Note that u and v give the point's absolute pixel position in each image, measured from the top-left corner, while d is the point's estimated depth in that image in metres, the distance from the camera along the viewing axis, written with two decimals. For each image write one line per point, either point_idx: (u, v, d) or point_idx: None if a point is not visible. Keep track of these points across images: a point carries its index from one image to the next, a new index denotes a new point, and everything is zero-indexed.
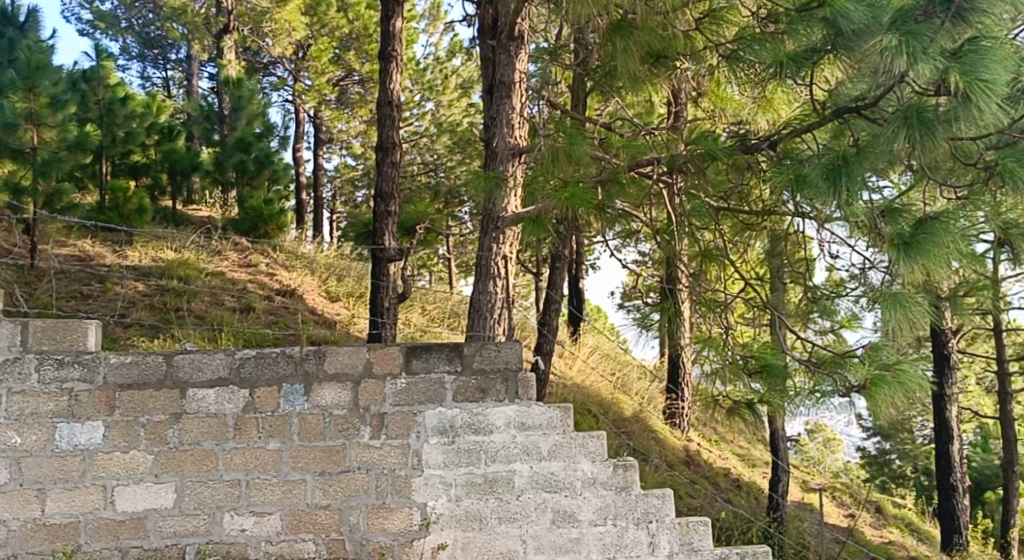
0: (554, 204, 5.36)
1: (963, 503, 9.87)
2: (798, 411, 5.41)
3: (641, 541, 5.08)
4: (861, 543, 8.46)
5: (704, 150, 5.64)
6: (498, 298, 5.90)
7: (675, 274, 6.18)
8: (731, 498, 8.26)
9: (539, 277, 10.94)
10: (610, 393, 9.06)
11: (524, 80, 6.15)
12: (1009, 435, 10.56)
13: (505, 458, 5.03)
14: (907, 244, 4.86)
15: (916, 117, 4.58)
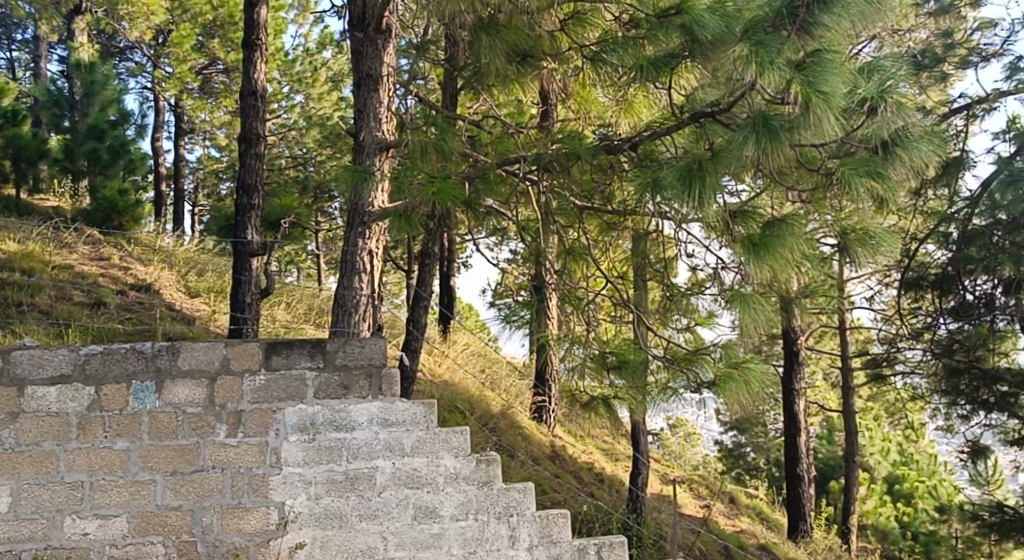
0: (419, 200, 5.34)
1: (808, 493, 10.36)
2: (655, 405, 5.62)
3: (502, 535, 5.12)
4: (715, 532, 8.78)
5: (570, 149, 5.74)
6: (363, 294, 5.83)
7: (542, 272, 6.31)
8: (594, 491, 8.41)
9: (409, 274, 10.89)
10: (477, 389, 9.10)
11: (392, 75, 6.12)
12: (852, 427, 11.15)
13: (367, 455, 4.99)
14: (757, 245, 5.16)
15: (764, 124, 4.79)
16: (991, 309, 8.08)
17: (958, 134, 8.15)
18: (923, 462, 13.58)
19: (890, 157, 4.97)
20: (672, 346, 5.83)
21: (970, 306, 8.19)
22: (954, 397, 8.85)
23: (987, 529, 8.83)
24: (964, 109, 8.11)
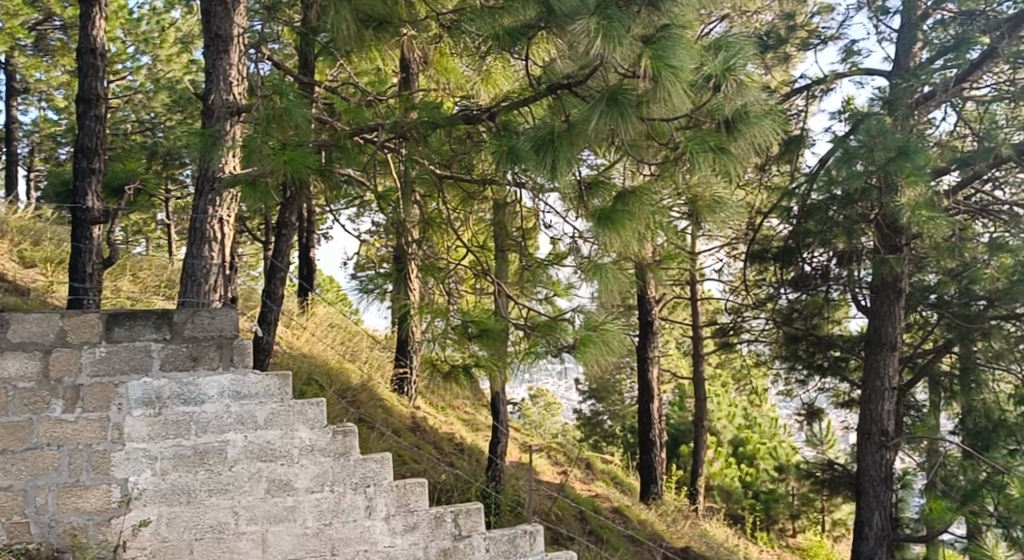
0: (269, 168, 5.20)
1: (660, 457, 10.72)
2: (516, 373, 5.66)
3: (358, 506, 5.07)
4: (570, 497, 8.96)
5: (429, 117, 5.72)
6: (214, 263, 5.61)
7: (403, 246, 6.19)
8: (454, 461, 8.44)
9: (266, 245, 10.61)
10: (337, 361, 8.97)
11: (243, 36, 5.91)
12: (702, 394, 11.60)
13: (217, 428, 4.85)
14: (608, 217, 5.27)
15: (614, 97, 4.91)
16: (826, 279, 8.47)
17: (799, 113, 8.51)
18: (765, 425, 14.21)
19: (734, 134, 5.19)
20: (533, 316, 5.86)
21: (808, 277, 8.59)
22: (793, 362, 9.51)
23: (820, 486, 9.38)
24: (805, 88, 8.47)
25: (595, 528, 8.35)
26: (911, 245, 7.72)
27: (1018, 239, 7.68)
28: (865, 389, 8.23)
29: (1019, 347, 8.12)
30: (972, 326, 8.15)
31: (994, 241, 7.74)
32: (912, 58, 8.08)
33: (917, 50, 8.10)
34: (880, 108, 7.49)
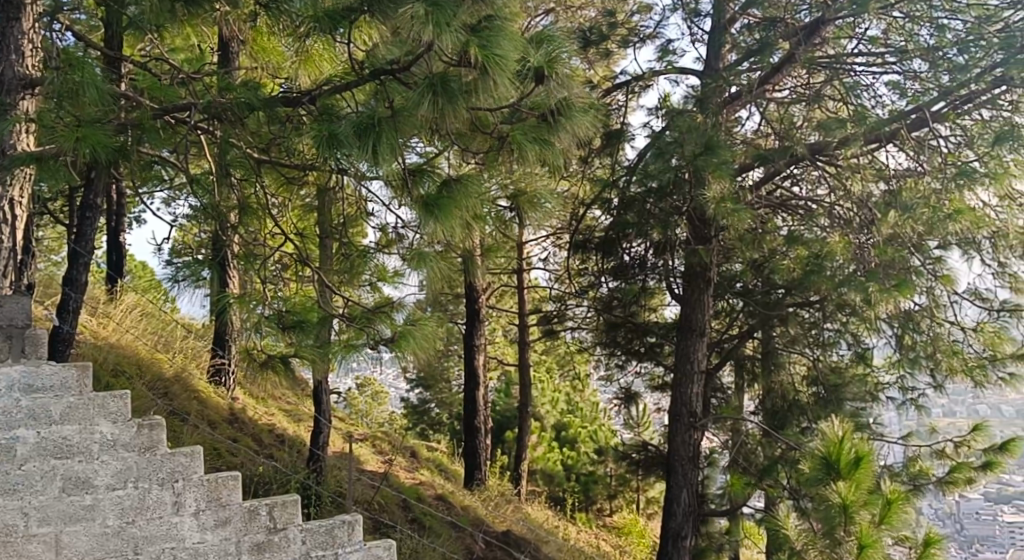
0: (60, 145, 4.90)
1: (484, 443, 10.82)
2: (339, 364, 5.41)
3: (165, 502, 4.87)
4: (394, 486, 8.91)
5: (245, 99, 5.48)
6: (3, 248, 5.20)
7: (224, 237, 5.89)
8: (273, 452, 8.21)
9: (70, 228, 9.95)
10: (148, 352, 8.54)
11: (37, 4, 5.49)
12: (526, 380, 11.81)
13: (5, 425, 4.60)
14: (434, 205, 5.27)
15: (441, 85, 4.91)
16: (644, 269, 8.76)
17: (620, 107, 8.79)
18: (586, 409, 14.66)
19: (556, 126, 5.35)
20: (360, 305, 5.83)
21: (628, 267, 8.87)
22: (612, 349, 9.76)
23: (635, 466, 9.72)
24: (625, 84, 8.73)
25: (418, 516, 8.36)
26: (719, 237, 8.14)
27: (811, 234, 7.98)
28: (677, 374, 8.59)
29: (812, 333, 8.84)
30: (772, 312, 8.60)
31: (792, 235, 8.01)
32: (722, 60, 8.49)
33: (726, 52, 8.52)
34: (693, 105, 7.82)
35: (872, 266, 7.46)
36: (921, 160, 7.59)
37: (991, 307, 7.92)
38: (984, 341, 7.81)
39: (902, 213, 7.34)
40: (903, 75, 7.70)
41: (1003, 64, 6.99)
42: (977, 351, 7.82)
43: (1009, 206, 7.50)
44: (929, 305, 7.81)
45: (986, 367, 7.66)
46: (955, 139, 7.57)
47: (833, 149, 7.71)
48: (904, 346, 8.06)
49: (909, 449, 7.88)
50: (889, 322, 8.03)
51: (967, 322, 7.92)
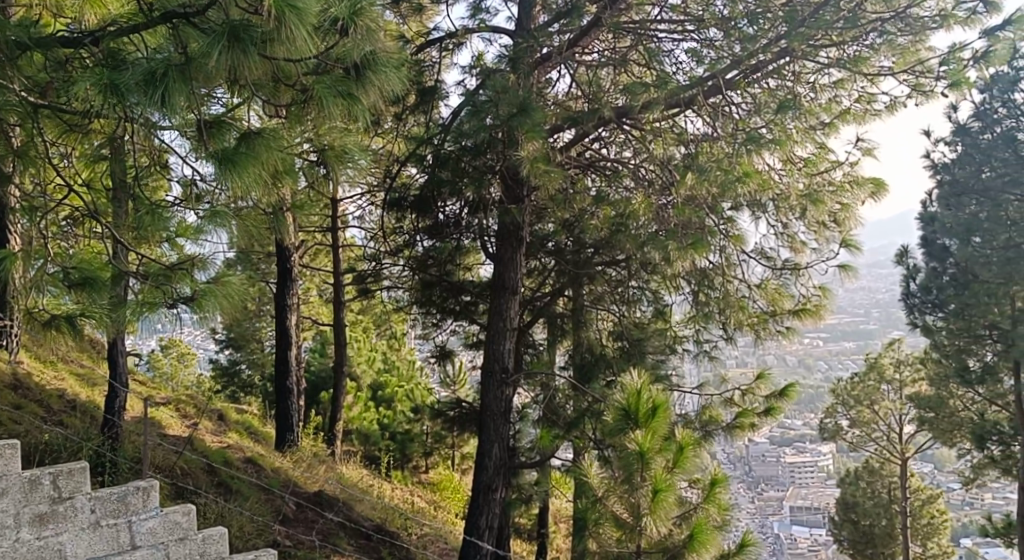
0: None
1: (296, 405, 10.63)
2: (140, 324, 5.17)
3: None
4: (198, 450, 8.64)
5: (16, 38, 5.16)
6: None
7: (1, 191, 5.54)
8: (63, 419, 7.75)
9: None
10: None
11: None
12: (341, 340, 11.62)
13: None
14: (229, 160, 5.10)
15: (238, 34, 4.72)
16: (459, 228, 8.77)
17: (433, 64, 8.64)
18: (403, 367, 14.70)
19: (362, 81, 5.26)
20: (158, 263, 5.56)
21: (442, 226, 8.84)
22: (428, 308, 9.69)
23: (449, 424, 9.80)
24: (438, 40, 8.56)
25: (225, 480, 8.13)
26: (531, 197, 8.32)
27: (615, 193, 8.21)
28: (489, 330, 8.69)
29: (618, 290, 9.12)
30: (581, 270, 8.95)
31: (599, 194, 8.23)
32: (532, 20, 8.54)
33: (537, 13, 8.58)
34: (505, 65, 7.87)
35: (671, 226, 7.85)
36: (715, 125, 8.02)
37: (776, 265, 8.46)
38: (767, 296, 8.47)
39: (697, 175, 7.62)
40: (700, 44, 8.05)
41: (787, 36, 7.41)
42: (762, 307, 8.46)
43: (791, 169, 8.03)
44: (721, 264, 8.34)
45: (767, 321, 8.39)
46: (746, 107, 7.98)
47: (636, 114, 7.95)
48: (699, 302, 8.56)
49: (702, 398, 8.33)
50: (686, 279, 8.55)
51: (754, 280, 8.49)
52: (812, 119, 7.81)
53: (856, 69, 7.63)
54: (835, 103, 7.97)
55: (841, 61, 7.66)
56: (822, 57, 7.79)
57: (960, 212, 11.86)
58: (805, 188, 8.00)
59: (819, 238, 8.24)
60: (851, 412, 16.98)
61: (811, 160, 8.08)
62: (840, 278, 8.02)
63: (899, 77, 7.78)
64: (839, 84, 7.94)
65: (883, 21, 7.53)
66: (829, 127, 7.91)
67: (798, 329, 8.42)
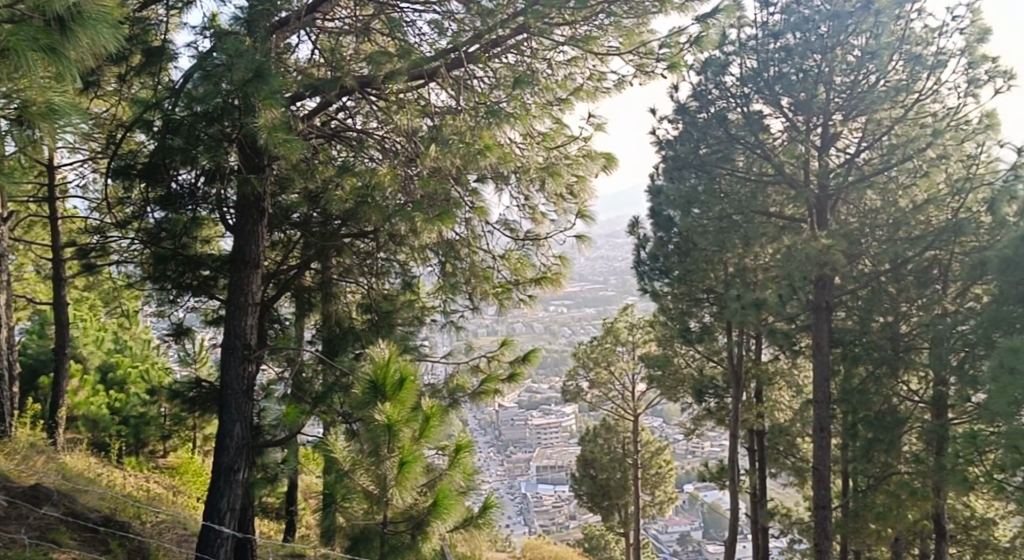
0: None
1: (8, 393, 9.72)
2: None
3: None
4: None
5: None
6: None
7: None
8: None
9: None
10: None
11: None
12: (63, 320, 10.74)
13: None
14: None
15: None
16: (194, 199, 8.25)
17: (161, 23, 8.06)
18: (136, 347, 13.83)
19: (66, 34, 5.31)
20: None
21: (176, 196, 8.27)
22: (162, 285, 9.04)
23: (187, 405, 9.32)
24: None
25: None
26: (272, 167, 8.02)
27: (361, 163, 8.10)
28: (229, 307, 8.30)
29: (366, 262, 8.99)
30: (328, 243, 8.69)
31: (344, 164, 7.99)
32: None
33: None
34: (241, 28, 7.56)
35: (417, 197, 7.87)
36: (459, 98, 8.09)
37: (518, 236, 8.74)
38: (510, 266, 8.64)
39: (441, 147, 7.71)
40: (442, 15, 8.06)
41: (523, 13, 7.68)
42: (505, 276, 8.63)
43: (530, 143, 8.39)
44: (467, 236, 8.42)
45: (510, 290, 8.56)
46: (488, 81, 8.16)
47: (379, 84, 7.87)
48: (446, 273, 8.56)
49: (449, 366, 8.47)
50: (434, 250, 8.49)
51: (497, 251, 8.65)
52: (550, 95, 8.15)
53: (587, 48, 7.98)
54: (569, 80, 8.31)
55: (572, 39, 8.00)
56: (556, 34, 8.04)
57: (681, 186, 12.49)
58: (543, 162, 8.35)
59: (557, 209, 8.61)
60: (590, 374, 17.86)
61: (549, 134, 8.46)
62: (578, 248, 8.61)
63: (624, 57, 8.21)
64: (573, 62, 8.23)
65: (610, 3, 7.91)
66: (565, 104, 8.28)
67: (539, 297, 8.77)
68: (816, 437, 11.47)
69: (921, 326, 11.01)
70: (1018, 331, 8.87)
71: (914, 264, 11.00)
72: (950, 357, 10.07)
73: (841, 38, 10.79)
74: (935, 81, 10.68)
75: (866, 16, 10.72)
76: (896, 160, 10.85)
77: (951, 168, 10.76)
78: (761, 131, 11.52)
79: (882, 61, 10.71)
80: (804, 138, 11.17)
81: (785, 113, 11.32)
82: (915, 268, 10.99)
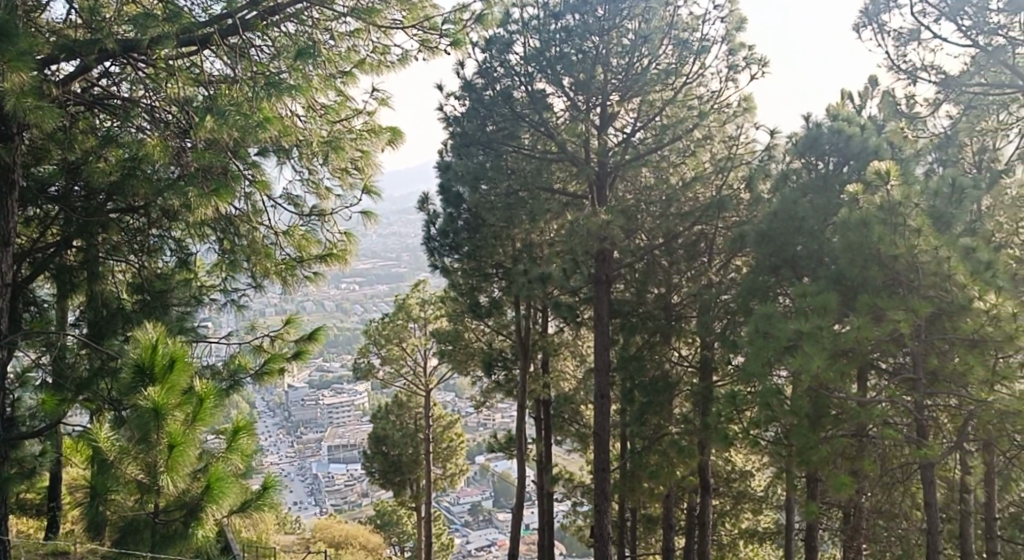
0: None
1: None
2: None
3: None
4: None
5: None
6: None
7: None
8: None
9: None
10: None
11: None
12: None
13: None
14: None
15: None
16: None
17: None
18: None
19: None
20: None
21: None
22: None
23: None
24: None
25: None
26: (24, 135, 7.41)
27: (127, 133, 7.62)
28: None
29: (136, 239, 8.36)
30: (91, 218, 8.02)
31: (107, 133, 7.61)
32: None
33: None
34: None
35: (192, 170, 7.51)
36: (234, 66, 7.67)
37: (303, 211, 8.49)
38: (294, 243, 8.32)
39: (216, 119, 7.24)
40: None
41: None
42: (288, 253, 8.31)
43: (312, 116, 8.11)
44: (246, 211, 8.15)
45: (294, 268, 8.26)
46: (267, 50, 7.79)
47: (144, 48, 7.36)
48: (224, 250, 8.29)
49: (231, 346, 8.20)
50: (211, 226, 8.21)
51: (281, 226, 8.31)
52: (333, 68, 7.99)
53: (370, 20, 7.92)
54: (353, 52, 8.18)
55: (355, 10, 7.89)
56: (338, 4, 7.89)
57: (469, 162, 12.35)
58: (327, 136, 8.17)
59: (342, 184, 8.47)
60: (382, 350, 17.58)
61: (333, 107, 8.25)
62: (364, 224, 8.45)
63: (408, 31, 8.16)
64: (356, 34, 8.13)
65: None
66: (349, 76, 8.13)
67: (325, 274, 8.43)
68: (597, 404, 11.98)
69: (691, 296, 11.69)
70: (771, 299, 9.51)
71: (684, 238, 11.71)
72: (715, 325, 10.78)
73: (616, 21, 11.17)
74: (700, 65, 11.36)
75: (638, 1, 11.14)
76: (668, 139, 11.41)
77: (714, 147, 11.51)
78: (546, 110, 11.72)
79: (654, 45, 11.30)
80: (585, 117, 11.49)
81: (567, 93, 11.54)
82: (685, 242, 11.70)
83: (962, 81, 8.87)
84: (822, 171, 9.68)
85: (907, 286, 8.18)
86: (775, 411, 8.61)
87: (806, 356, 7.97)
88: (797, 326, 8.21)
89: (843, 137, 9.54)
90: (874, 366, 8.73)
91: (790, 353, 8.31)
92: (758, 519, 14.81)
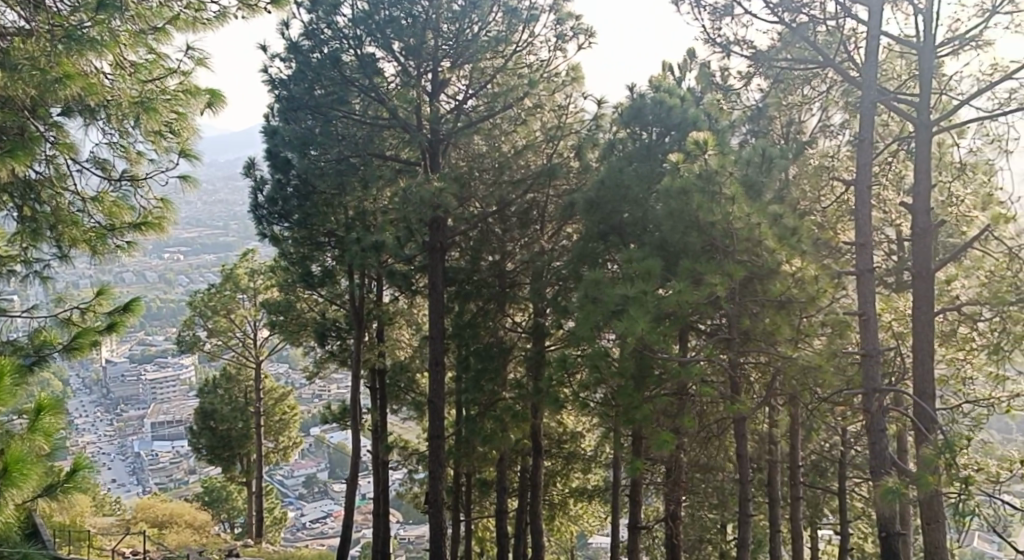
0: None
1: None
2: None
3: None
4: None
5: None
6: None
7: None
8: None
9: None
10: None
11: None
12: None
13: None
14: None
15: None
16: None
17: None
18: None
19: None
20: None
21: None
22: None
23: None
24: None
25: None
26: None
27: None
28: None
29: None
30: None
31: None
32: None
33: None
34: None
35: None
36: (30, 18, 7.17)
37: (112, 177, 7.99)
38: (104, 210, 7.90)
39: (9, 73, 6.75)
40: None
41: None
42: (97, 221, 7.88)
43: (121, 75, 7.63)
44: (48, 174, 7.66)
45: (105, 236, 7.79)
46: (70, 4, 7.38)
47: None
48: (25, 218, 7.69)
49: (34, 321, 7.66)
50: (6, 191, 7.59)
51: (88, 192, 7.88)
52: (143, 22, 7.64)
53: None
54: (167, 8, 7.79)
55: None
56: None
57: (296, 126, 12.06)
58: (138, 96, 7.64)
59: (156, 148, 7.93)
60: (208, 323, 16.99)
61: (142, 65, 7.76)
62: (182, 189, 8.06)
63: None
64: None
65: None
66: (161, 33, 7.71)
67: (140, 243, 8.04)
68: (432, 371, 11.97)
69: (523, 263, 11.82)
70: (599, 265, 9.76)
71: (516, 206, 11.82)
72: (546, 290, 10.96)
73: None
74: (530, 34, 11.47)
75: None
76: (498, 108, 11.51)
77: (545, 116, 11.66)
78: (376, 74, 11.42)
79: (484, 12, 11.18)
80: (416, 82, 11.35)
81: (397, 57, 11.34)
82: (518, 210, 11.81)
83: (771, 56, 8.91)
84: (647, 141, 9.95)
85: (723, 251, 8.56)
86: (602, 373, 8.84)
87: (631, 319, 8.20)
88: (623, 291, 8.43)
89: (665, 107, 9.83)
90: (694, 328, 9.10)
91: (616, 317, 8.52)
92: (588, 479, 15.26)
